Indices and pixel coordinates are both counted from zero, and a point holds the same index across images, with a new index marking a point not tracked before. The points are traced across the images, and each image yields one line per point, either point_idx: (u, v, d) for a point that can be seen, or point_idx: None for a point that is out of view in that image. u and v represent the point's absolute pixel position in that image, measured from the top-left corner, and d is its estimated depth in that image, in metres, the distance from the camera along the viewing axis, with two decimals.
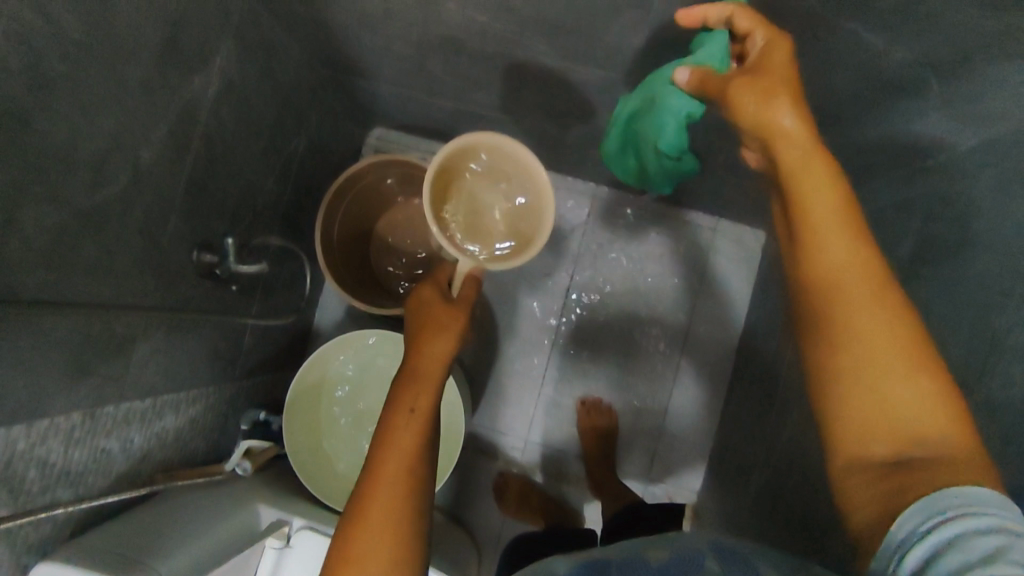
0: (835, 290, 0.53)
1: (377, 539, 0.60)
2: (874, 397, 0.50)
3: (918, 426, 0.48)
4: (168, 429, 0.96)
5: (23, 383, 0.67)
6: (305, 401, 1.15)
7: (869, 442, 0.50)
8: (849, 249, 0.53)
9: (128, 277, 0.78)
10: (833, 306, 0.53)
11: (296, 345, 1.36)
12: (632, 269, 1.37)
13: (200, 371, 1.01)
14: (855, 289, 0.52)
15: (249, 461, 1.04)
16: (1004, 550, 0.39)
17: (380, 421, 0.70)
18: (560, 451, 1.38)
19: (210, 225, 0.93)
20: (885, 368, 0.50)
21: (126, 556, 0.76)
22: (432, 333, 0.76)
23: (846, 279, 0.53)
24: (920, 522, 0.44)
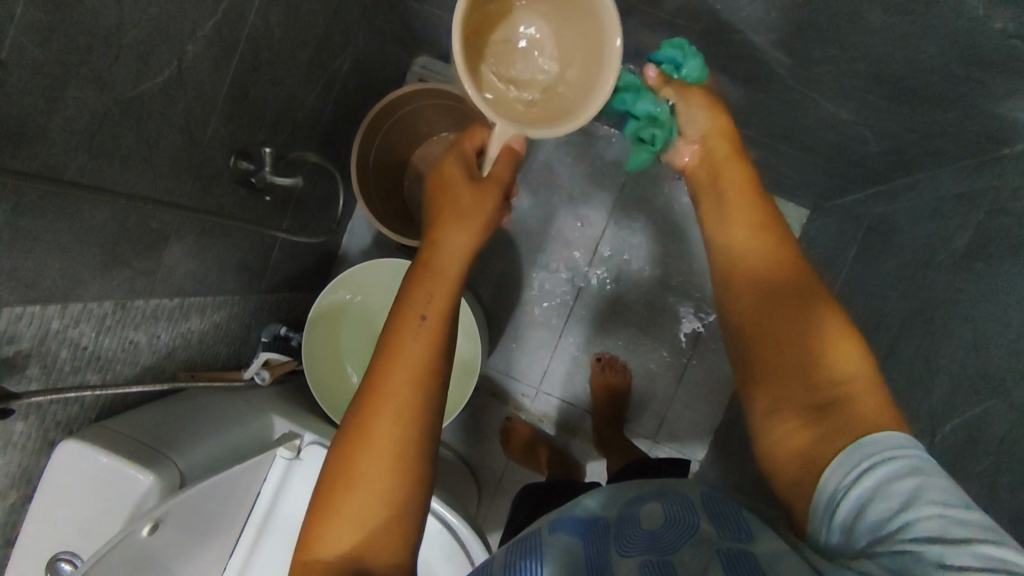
0: (767, 290, 0.65)
1: (376, 465, 0.56)
2: (789, 362, 0.60)
3: (842, 387, 0.56)
4: (193, 331, 0.98)
5: (58, 264, 0.68)
6: (324, 323, 1.15)
7: (793, 390, 0.59)
8: (785, 261, 0.66)
9: (166, 174, 0.78)
10: (772, 297, 0.64)
11: (321, 267, 1.36)
12: (668, 231, 1.33)
13: (227, 278, 1.02)
14: (784, 281, 0.64)
15: (267, 371, 1.05)
16: (918, 492, 0.46)
17: (388, 320, 0.63)
18: (569, 403, 1.38)
19: (249, 133, 0.92)
20: (845, 348, 0.58)
21: (146, 444, 0.79)
22: (453, 223, 0.68)
23: (778, 272, 0.65)
24: (845, 477, 0.50)
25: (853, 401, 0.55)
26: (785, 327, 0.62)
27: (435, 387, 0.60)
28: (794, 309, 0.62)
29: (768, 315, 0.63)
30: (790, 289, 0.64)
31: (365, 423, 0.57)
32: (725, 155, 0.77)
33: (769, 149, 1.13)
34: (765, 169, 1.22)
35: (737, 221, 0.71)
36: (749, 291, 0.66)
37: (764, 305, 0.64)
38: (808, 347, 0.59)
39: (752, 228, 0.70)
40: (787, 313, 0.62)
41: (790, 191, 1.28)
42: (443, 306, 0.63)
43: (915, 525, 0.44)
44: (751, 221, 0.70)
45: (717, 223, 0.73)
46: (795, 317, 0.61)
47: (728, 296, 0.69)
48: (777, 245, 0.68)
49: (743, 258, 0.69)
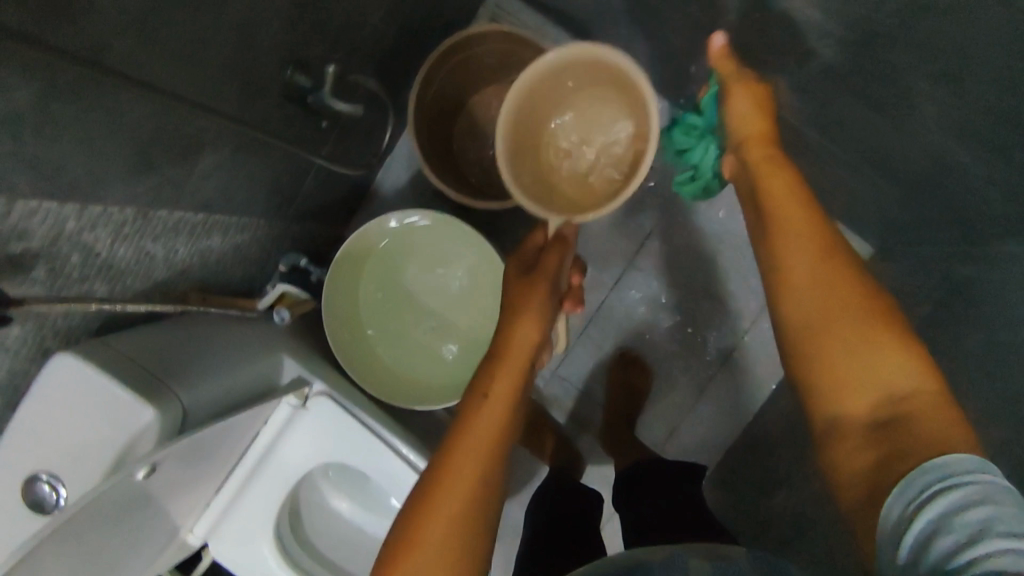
0: (825, 302, 0.58)
1: (437, 553, 0.54)
2: (851, 382, 0.54)
3: (905, 403, 0.52)
4: (212, 251, 0.90)
5: (83, 160, 0.59)
6: (351, 261, 1.08)
7: (854, 412, 0.54)
8: (816, 262, 0.60)
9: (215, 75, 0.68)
10: (829, 305, 0.58)
11: (350, 201, 1.27)
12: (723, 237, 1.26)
13: (256, 200, 0.93)
14: (837, 287, 0.58)
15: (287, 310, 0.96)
16: (990, 525, 0.41)
17: (462, 398, 0.64)
18: (583, 392, 1.33)
19: (312, 44, 0.81)
20: (898, 355, 0.53)
21: (150, 373, 0.72)
22: (522, 319, 0.69)
23: (830, 273, 0.59)
24: (907, 506, 0.46)
25: (926, 422, 0.50)
26: (831, 341, 0.56)
27: (501, 466, 0.59)
28: (839, 317, 0.57)
29: (819, 324, 0.57)
30: (844, 292, 0.57)
31: (431, 502, 0.56)
32: (764, 141, 0.74)
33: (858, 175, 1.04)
34: None
35: (778, 209, 0.65)
36: (799, 294, 0.60)
37: (804, 316, 0.59)
38: (856, 359, 0.54)
39: (803, 211, 0.64)
40: (837, 322, 0.56)
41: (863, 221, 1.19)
42: (512, 391, 0.63)
43: (990, 559, 0.40)
44: (794, 210, 0.64)
45: (758, 216, 0.69)
46: (857, 334, 0.55)
47: (770, 306, 0.63)
48: (815, 240, 0.62)
49: (778, 260, 0.63)
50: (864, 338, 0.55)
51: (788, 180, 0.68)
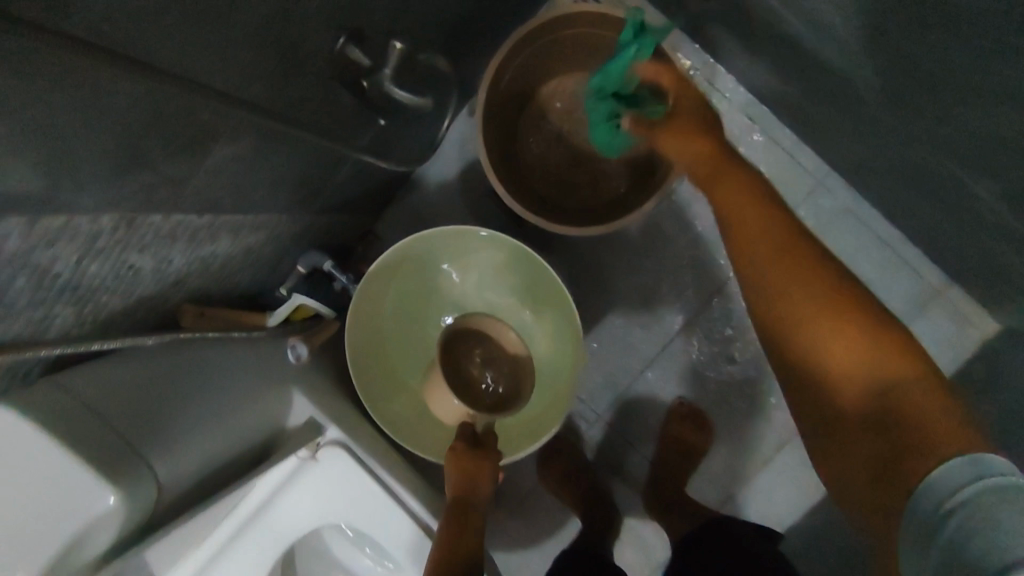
0: (807, 333, 0.52)
1: None
2: (833, 377, 0.52)
3: (881, 387, 0.49)
4: (216, 255, 0.71)
5: (34, 156, 0.39)
6: (400, 279, 0.92)
7: (852, 410, 0.51)
8: (816, 305, 0.52)
9: (246, 43, 0.49)
10: (821, 338, 0.52)
11: (385, 190, 1.07)
12: None
13: (279, 195, 0.74)
14: (819, 300, 0.52)
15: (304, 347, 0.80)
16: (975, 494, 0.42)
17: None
18: (626, 441, 1.16)
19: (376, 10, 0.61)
20: (885, 360, 0.50)
21: (119, 434, 0.53)
22: (467, 527, 0.71)
23: (812, 287, 0.53)
24: (934, 514, 0.43)
25: (914, 411, 0.47)
26: (870, 401, 0.49)
27: None
28: (853, 374, 0.51)
29: (814, 345, 0.52)
30: (829, 314, 0.51)
31: None
32: (718, 154, 0.63)
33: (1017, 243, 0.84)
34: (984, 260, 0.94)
35: (753, 222, 0.56)
36: (781, 316, 0.54)
37: (812, 369, 0.53)
38: (863, 375, 0.50)
39: (775, 232, 0.55)
40: (843, 376, 0.51)
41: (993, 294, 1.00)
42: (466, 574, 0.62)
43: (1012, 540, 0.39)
44: (774, 218, 0.56)
45: (749, 266, 0.56)
46: (827, 346, 0.51)
47: (790, 372, 0.55)
48: (812, 277, 0.53)
49: (780, 318, 0.54)
50: (825, 354, 0.52)
51: (768, 202, 0.58)
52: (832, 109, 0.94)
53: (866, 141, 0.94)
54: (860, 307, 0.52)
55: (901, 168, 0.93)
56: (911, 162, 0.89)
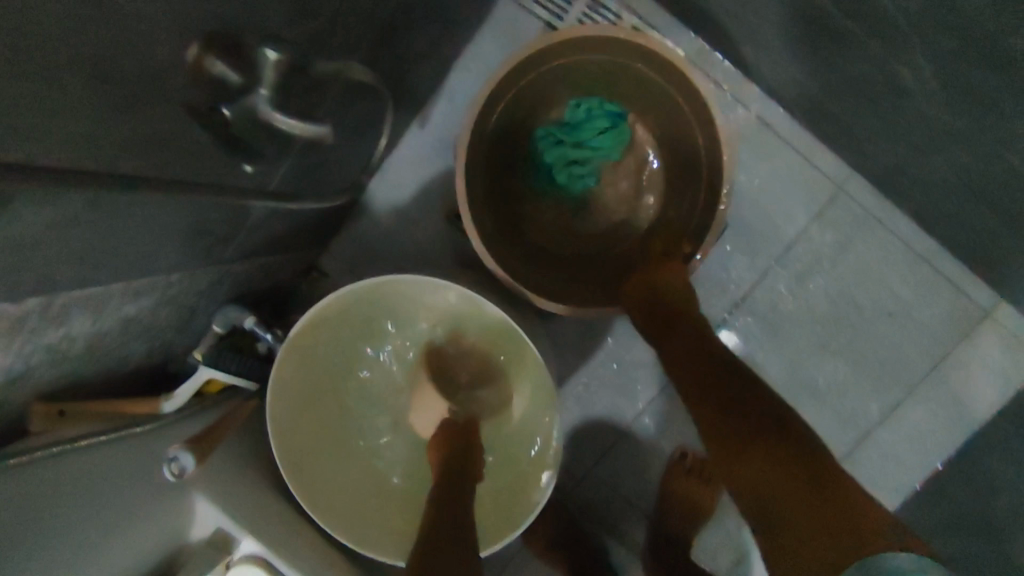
0: (714, 433, 0.61)
1: None
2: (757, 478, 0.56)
3: (797, 471, 0.54)
4: (77, 338, 0.55)
5: None
6: (332, 335, 0.76)
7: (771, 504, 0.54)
8: (704, 406, 0.63)
9: (24, 62, 0.31)
10: (726, 450, 0.59)
11: (325, 221, 0.90)
12: (834, 312, 0.95)
13: (159, 253, 0.57)
14: (736, 413, 0.60)
15: (189, 455, 0.57)
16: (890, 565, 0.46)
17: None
18: (623, 497, 1.00)
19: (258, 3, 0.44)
20: (782, 462, 0.54)
21: None
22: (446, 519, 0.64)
23: (731, 399, 0.62)
24: None
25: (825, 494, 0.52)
26: (793, 510, 0.52)
27: None
28: (796, 468, 0.54)
29: (721, 447, 0.60)
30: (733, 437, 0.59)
31: None
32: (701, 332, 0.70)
33: None
34: None
35: (686, 375, 0.67)
36: (708, 422, 0.62)
37: (758, 482, 0.56)
38: (768, 471, 0.55)
39: (716, 377, 0.64)
40: (775, 478, 0.54)
41: None
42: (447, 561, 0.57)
43: None
44: (697, 392, 0.65)
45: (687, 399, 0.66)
46: (740, 456, 0.58)
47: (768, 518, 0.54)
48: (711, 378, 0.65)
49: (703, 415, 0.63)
50: (774, 470, 0.55)
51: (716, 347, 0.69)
52: (860, 102, 0.77)
53: (904, 140, 0.77)
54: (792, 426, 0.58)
55: (946, 172, 0.76)
56: (963, 166, 0.72)
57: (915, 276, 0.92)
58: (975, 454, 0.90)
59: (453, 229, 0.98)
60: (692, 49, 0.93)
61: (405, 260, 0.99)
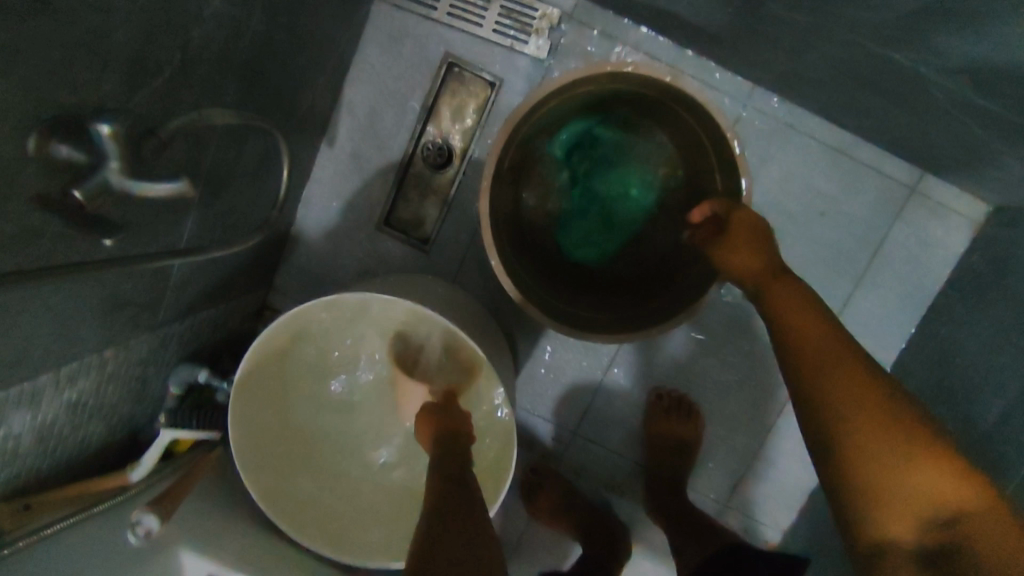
0: (842, 418, 0.50)
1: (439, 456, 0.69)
2: (877, 452, 0.48)
3: (959, 514, 0.45)
4: (20, 436, 0.57)
5: None
6: (276, 375, 0.76)
7: (907, 539, 0.46)
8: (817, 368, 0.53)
9: None
10: (863, 414, 0.50)
11: (259, 262, 0.92)
12: (776, 227, 0.96)
13: (78, 337, 0.59)
14: (863, 386, 0.51)
15: (154, 513, 0.61)
16: None
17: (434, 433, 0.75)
18: (615, 448, 1.03)
19: (81, 87, 0.45)
20: (897, 450, 0.47)
21: None
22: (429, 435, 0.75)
23: (866, 381, 0.51)
24: None
25: (999, 532, 0.43)
26: (906, 524, 0.46)
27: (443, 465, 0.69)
28: (863, 460, 0.48)
29: (856, 439, 0.49)
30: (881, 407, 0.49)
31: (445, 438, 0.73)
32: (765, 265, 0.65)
33: (992, 120, 0.69)
34: (960, 146, 0.79)
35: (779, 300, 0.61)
36: (830, 386, 0.52)
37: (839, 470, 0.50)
38: (892, 474, 0.47)
39: (831, 333, 0.56)
40: (872, 481, 0.48)
41: (972, 178, 0.86)
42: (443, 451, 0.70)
43: None
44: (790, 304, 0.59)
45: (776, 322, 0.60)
46: (882, 439, 0.48)
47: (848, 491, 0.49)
48: (808, 320, 0.57)
49: (802, 348, 0.55)
50: (882, 466, 0.48)
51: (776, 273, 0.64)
52: (730, 23, 0.77)
53: (780, 47, 0.77)
54: (886, 388, 0.51)
55: (827, 67, 0.76)
56: (841, 60, 0.73)
57: (838, 170, 0.94)
58: (929, 328, 0.92)
59: (388, 236, 0.99)
60: (569, 7, 0.92)
61: (348, 278, 1.01)
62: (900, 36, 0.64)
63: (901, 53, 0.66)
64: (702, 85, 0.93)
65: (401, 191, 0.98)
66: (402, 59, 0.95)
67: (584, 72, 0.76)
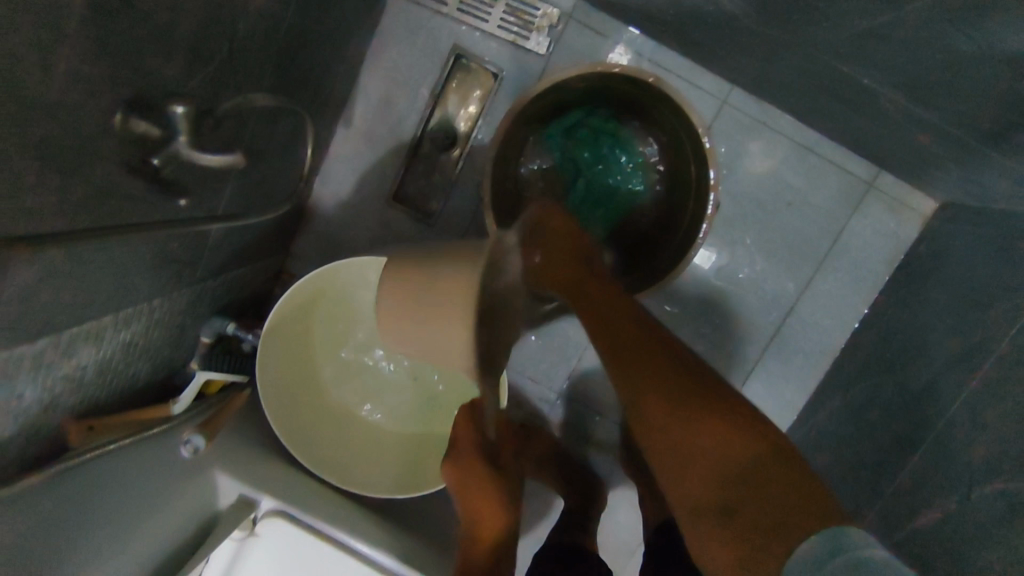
0: (668, 437, 0.62)
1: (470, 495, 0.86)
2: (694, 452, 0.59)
3: (755, 481, 0.56)
4: (86, 367, 0.67)
5: None
6: (298, 331, 0.87)
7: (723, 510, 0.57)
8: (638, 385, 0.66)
9: None
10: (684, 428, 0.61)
11: (282, 229, 1.02)
12: (745, 215, 1.06)
13: (134, 286, 0.68)
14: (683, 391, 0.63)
15: (201, 436, 0.76)
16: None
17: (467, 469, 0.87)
18: (596, 410, 1.14)
19: (153, 74, 0.54)
20: (718, 443, 0.59)
21: None
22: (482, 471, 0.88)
23: (687, 389, 0.63)
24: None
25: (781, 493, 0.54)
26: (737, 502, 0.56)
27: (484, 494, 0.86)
28: (693, 466, 0.59)
29: (687, 444, 0.60)
30: (705, 417, 0.60)
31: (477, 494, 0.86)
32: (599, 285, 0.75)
33: (929, 126, 0.79)
34: (907, 148, 0.89)
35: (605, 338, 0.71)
36: (654, 411, 0.63)
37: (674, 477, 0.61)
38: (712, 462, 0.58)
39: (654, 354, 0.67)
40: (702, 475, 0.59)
41: (921, 178, 0.96)
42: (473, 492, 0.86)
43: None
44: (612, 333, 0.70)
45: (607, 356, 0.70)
46: (696, 442, 0.60)
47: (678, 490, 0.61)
48: (627, 344, 0.68)
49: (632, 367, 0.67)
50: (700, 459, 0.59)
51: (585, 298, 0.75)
52: (709, 30, 0.87)
53: (753, 54, 0.87)
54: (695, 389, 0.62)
55: (793, 73, 0.86)
56: (804, 68, 0.83)
57: (804, 165, 1.04)
58: (879, 309, 1.03)
59: (397, 211, 1.09)
60: (568, 7, 1.01)
61: (359, 248, 1.11)
62: (850, 52, 0.74)
63: (852, 66, 0.76)
64: (686, 83, 1.03)
65: (410, 170, 1.08)
66: (414, 50, 1.04)
67: (578, 70, 0.87)
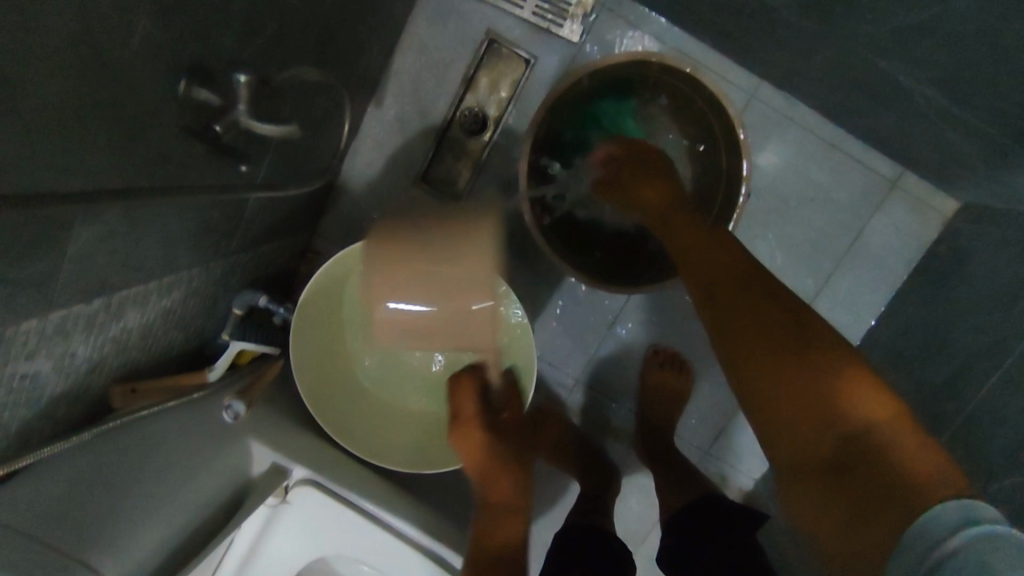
0: (763, 381, 0.61)
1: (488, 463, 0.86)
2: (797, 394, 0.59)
3: (866, 440, 0.55)
4: (130, 329, 0.68)
5: None
6: (330, 305, 0.88)
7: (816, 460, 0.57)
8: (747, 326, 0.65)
9: (65, 122, 0.43)
10: (787, 365, 0.61)
11: (312, 206, 1.03)
12: (769, 209, 1.08)
13: (178, 252, 0.70)
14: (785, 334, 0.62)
15: (241, 402, 0.76)
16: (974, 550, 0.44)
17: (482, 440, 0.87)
18: (613, 397, 1.15)
19: (216, 41, 0.55)
20: (820, 383, 0.58)
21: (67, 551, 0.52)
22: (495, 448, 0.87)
23: (787, 331, 0.62)
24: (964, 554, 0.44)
25: (899, 452, 0.53)
26: (840, 451, 0.55)
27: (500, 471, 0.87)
28: (798, 403, 0.59)
29: (793, 390, 0.59)
30: (794, 356, 0.61)
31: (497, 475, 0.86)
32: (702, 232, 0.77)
33: (962, 125, 0.81)
34: (936, 147, 0.90)
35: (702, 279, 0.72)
36: (754, 360, 0.63)
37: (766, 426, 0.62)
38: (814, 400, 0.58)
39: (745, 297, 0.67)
40: (808, 417, 0.58)
41: (946, 177, 0.97)
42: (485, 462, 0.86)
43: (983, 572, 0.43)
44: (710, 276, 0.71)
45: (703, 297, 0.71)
46: (795, 382, 0.59)
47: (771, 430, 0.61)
48: (722, 287, 0.69)
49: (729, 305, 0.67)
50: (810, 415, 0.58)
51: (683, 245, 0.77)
52: (746, 23, 0.88)
53: (788, 48, 0.88)
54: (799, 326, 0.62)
55: (827, 69, 0.87)
56: (839, 64, 0.84)
57: (829, 162, 1.05)
58: (897, 307, 1.04)
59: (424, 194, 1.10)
60: None
61: None
62: (889, 48, 0.75)
63: (889, 62, 0.77)
64: (716, 76, 1.04)
65: (439, 152, 1.09)
66: (448, 33, 1.05)
67: (617, 56, 0.88)
